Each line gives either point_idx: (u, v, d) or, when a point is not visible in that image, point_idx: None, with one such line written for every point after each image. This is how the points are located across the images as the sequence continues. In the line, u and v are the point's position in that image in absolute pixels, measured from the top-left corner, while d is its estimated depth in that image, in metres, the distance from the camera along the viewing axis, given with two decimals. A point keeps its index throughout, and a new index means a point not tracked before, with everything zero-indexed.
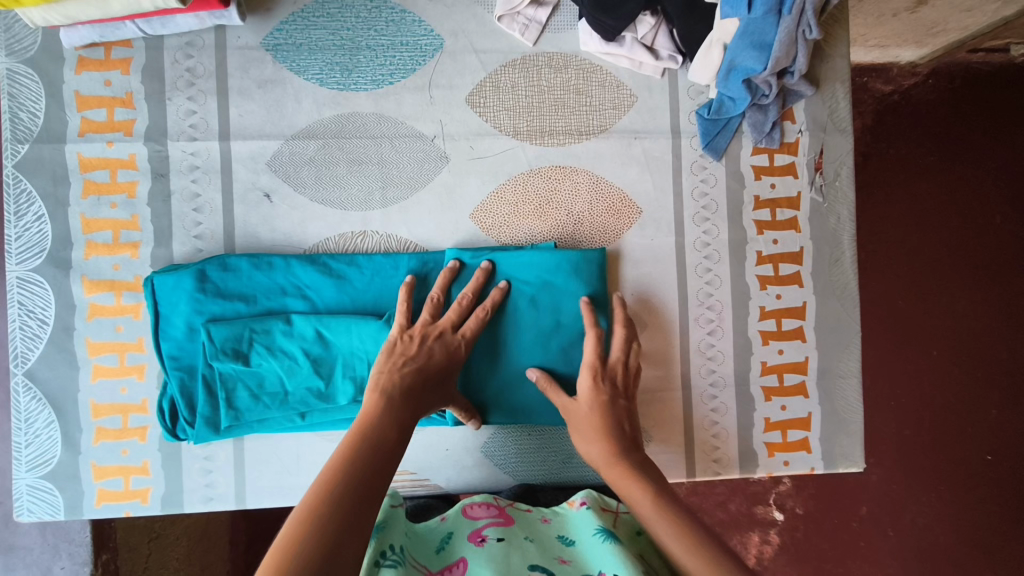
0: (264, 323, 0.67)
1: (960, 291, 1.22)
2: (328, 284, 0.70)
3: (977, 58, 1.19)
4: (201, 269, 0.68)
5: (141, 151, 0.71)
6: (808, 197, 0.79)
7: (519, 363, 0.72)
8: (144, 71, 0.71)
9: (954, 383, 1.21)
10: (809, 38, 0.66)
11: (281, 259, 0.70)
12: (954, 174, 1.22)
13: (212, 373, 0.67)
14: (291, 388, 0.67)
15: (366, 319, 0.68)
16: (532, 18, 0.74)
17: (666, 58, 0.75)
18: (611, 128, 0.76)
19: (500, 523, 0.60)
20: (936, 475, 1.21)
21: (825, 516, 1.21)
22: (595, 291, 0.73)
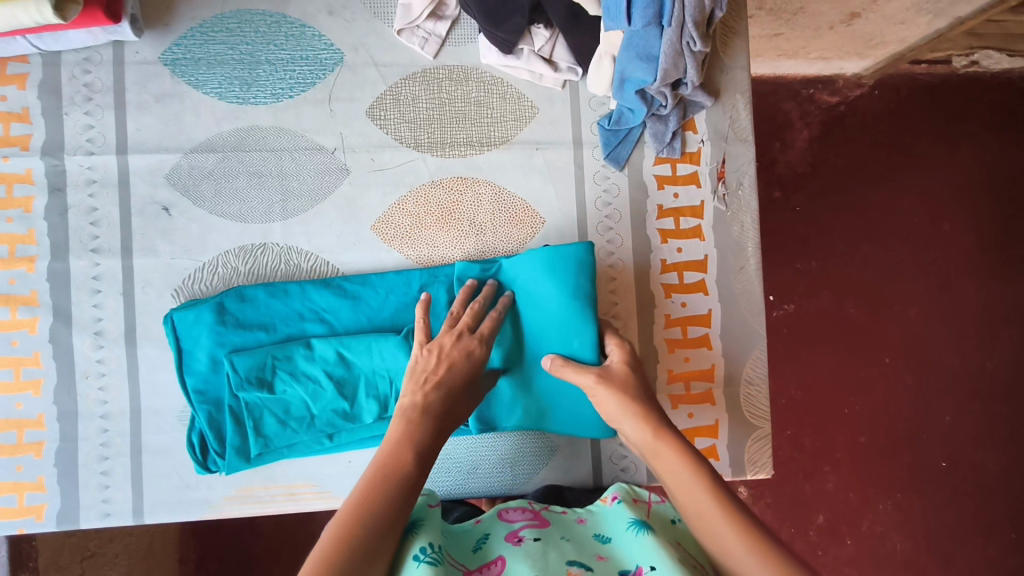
0: (283, 350, 0.69)
1: (906, 295, 1.22)
2: (344, 306, 0.72)
3: (920, 70, 1.23)
4: (220, 302, 0.70)
5: (38, 165, 0.71)
6: (711, 205, 0.80)
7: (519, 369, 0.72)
8: (40, 87, 0.71)
9: (902, 388, 1.22)
10: (696, 50, 0.67)
11: (295, 285, 0.72)
12: (897, 180, 1.23)
13: (238, 404, 0.68)
14: (316, 412, 0.69)
15: (385, 335, 0.70)
16: (432, 31, 0.76)
17: (565, 70, 0.77)
18: (513, 139, 0.77)
19: (536, 526, 0.59)
20: (892, 482, 1.20)
21: (781, 525, 1.18)
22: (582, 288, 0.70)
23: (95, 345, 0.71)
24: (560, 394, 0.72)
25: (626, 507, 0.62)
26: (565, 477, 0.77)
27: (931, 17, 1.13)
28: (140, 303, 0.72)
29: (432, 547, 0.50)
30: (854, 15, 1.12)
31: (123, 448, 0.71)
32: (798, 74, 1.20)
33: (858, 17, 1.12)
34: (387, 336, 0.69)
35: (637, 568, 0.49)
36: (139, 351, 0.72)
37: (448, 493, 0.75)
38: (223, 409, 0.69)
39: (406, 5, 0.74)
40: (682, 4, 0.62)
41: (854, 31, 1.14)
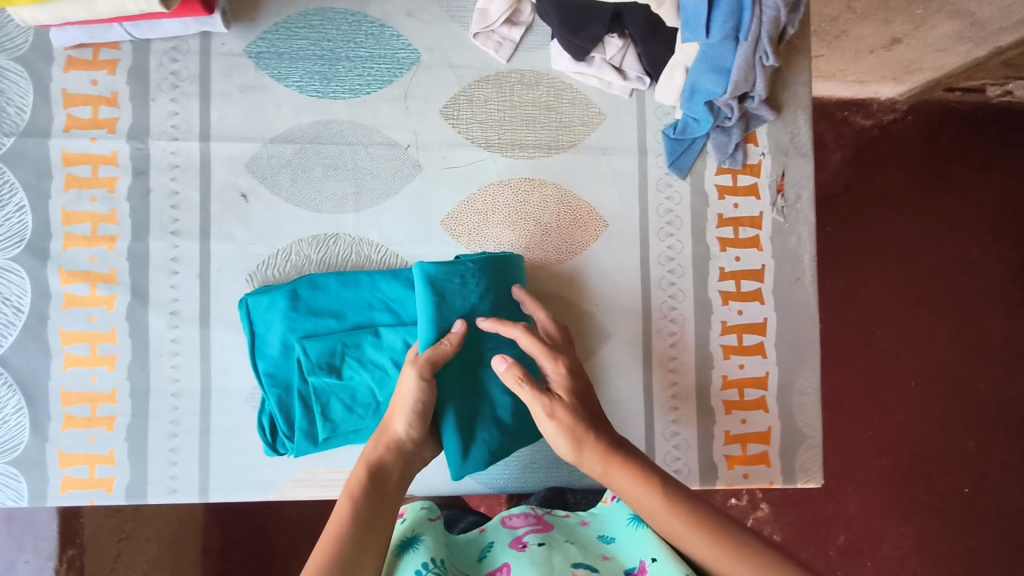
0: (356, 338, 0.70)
1: (933, 320, 1.24)
2: (411, 296, 0.73)
3: (954, 97, 1.24)
4: (294, 288, 0.71)
5: (123, 148, 0.73)
6: (770, 217, 0.81)
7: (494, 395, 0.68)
8: (129, 72, 0.74)
9: (928, 412, 1.22)
10: (767, 64, 0.69)
11: (365, 275, 0.73)
12: (927, 206, 1.25)
13: (307, 389, 0.70)
14: (382, 399, 0.71)
15: None
16: (506, 36, 0.78)
17: (633, 79, 0.79)
18: (580, 144, 0.79)
19: (539, 529, 0.64)
20: (915, 506, 1.21)
21: (802, 543, 1.19)
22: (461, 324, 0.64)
23: (170, 324, 0.73)
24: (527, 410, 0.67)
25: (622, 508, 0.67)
26: None
27: (972, 46, 1.07)
28: (215, 286, 0.74)
29: (432, 562, 0.58)
30: (895, 41, 1.05)
31: (192, 426, 0.73)
32: (835, 95, 1.22)
33: (898, 43, 1.06)
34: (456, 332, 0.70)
35: (643, 563, 0.57)
36: (213, 332, 0.74)
37: (508, 485, 0.78)
38: (292, 392, 0.71)
39: (484, 10, 0.77)
40: (760, 18, 0.65)
41: (891, 56, 1.09)
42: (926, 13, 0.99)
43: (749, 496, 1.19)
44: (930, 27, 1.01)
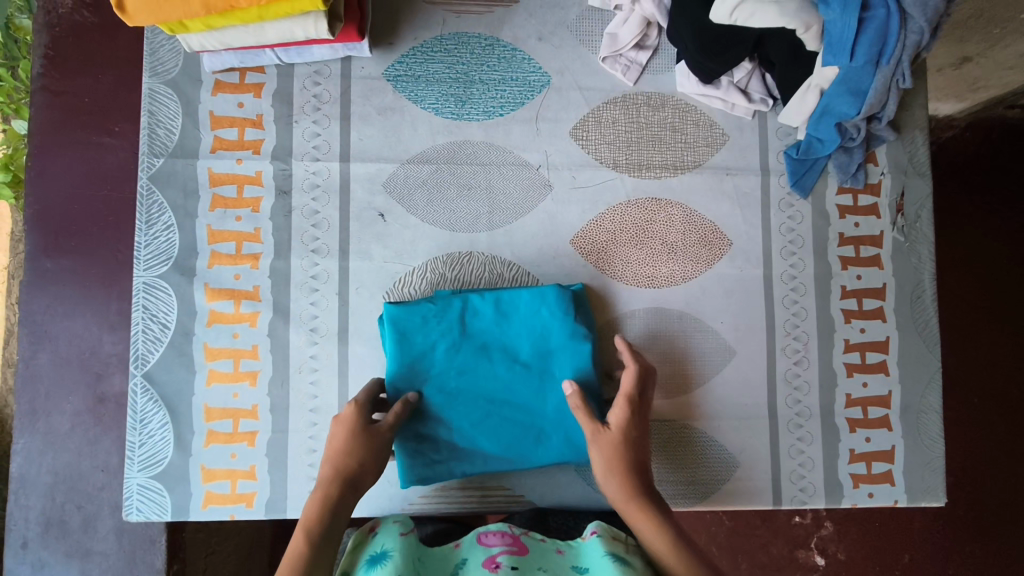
0: (438, 366, 0.70)
1: (1009, 339, 1.17)
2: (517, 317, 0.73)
3: (1014, 113, 1.14)
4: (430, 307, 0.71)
5: (267, 168, 0.75)
6: (890, 236, 0.82)
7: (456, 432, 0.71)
8: (274, 96, 0.76)
9: (1001, 434, 1.15)
10: (902, 87, 0.70)
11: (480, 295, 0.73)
12: (998, 222, 1.18)
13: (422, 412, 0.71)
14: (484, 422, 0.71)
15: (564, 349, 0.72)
16: (633, 60, 0.80)
17: (758, 101, 0.80)
18: (705, 164, 0.81)
19: (514, 552, 0.57)
20: (988, 527, 1.13)
21: (868, 564, 1.15)
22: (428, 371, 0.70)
23: (310, 340, 0.74)
24: (492, 447, 0.71)
25: (604, 542, 0.59)
26: (744, 496, 0.79)
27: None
28: (353, 303, 0.75)
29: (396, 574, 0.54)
30: (966, 59, 1.04)
31: None
32: None
33: (968, 61, 1.05)
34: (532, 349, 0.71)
35: None
36: (351, 350, 0.75)
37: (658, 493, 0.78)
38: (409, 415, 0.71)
39: (614, 35, 0.79)
40: (905, 43, 0.64)
41: (960, 74, 1.08)
42: (1003, 32, 0.96)
43: (813, 512, 1.16)
44: (1004, 46, 0.98)
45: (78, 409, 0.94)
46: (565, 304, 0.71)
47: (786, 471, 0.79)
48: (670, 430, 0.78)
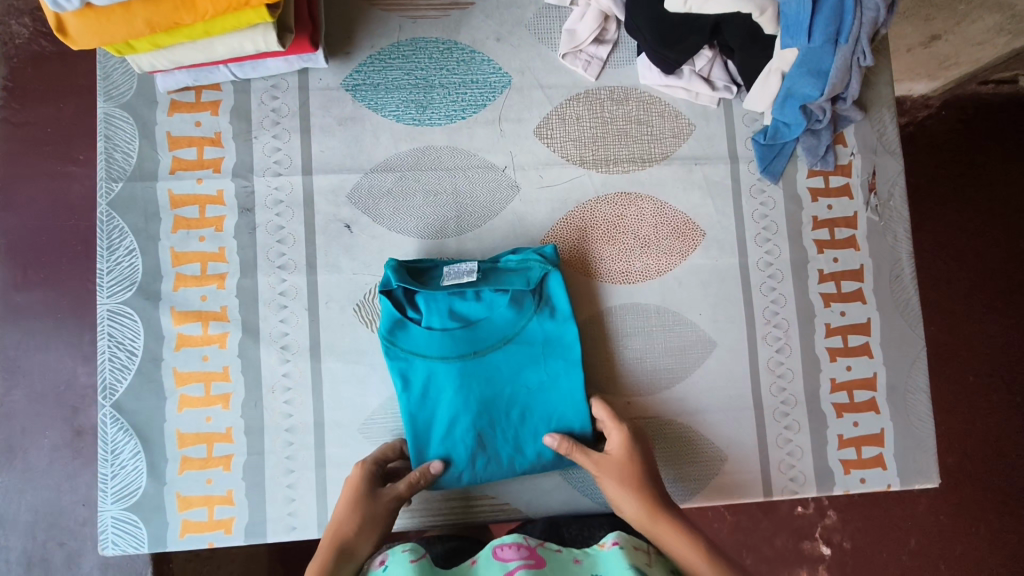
0: (447, 388, 0.69)
1: (997, 314, 1.16)
2: (474, 318, 0.70)
3: (987, 89, 1.16)
4: (393, 341, 0.68)
5: (229, 187, 0.75)
6: (864, 216, 0.82)
7: (507, 438, 0.70)
8: (232, 112, 0.76)
9: (995, 410, 1.14)
10: (863, 65, 0.69)
11: (430, 298, 0.69)
12: (977, 197, 1.17)
13: (468, 435, 0.69)
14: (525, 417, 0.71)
15: (513, 347, 0.70)
16: (594, 55, 0.80)
17: (722, 88, 0.79)
18: (673, 155, 0.80)
19: (533, 565, 0.53)
20: (989, 504, 1.12)
21: (873, 550, 1.12)
22: (440, 398, 0.69)
23: (282, 359, 0.73)
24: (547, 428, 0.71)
25: (626, 555, 0.54)
26: (735, 489, 0.77)
27: (1011, 38, 1.01)
28: (323, 318, 0.74)
29: None
30: (935, 38, 1.03)
31: (308, 461, 0.72)
32: None
33: (937, 40, 1.04)
34: (462, 287, 0.69)
35: None
36: (324, 365, 0.73)
37: None
38: (457, 439, 0.69)
39: (573, 31, 0.78)
40: (861, 21, 0.64)
41: (931, 53, 1.07)
42: (969, 7, 0.98)
43: (815, 502, 1.13)
44: (971, 21, 1.00)
45: (57, 443, 0.92)
46: (463, 304, 0.70)
47: (776, 461, 0.78)
48: (656, 425, 0.77)
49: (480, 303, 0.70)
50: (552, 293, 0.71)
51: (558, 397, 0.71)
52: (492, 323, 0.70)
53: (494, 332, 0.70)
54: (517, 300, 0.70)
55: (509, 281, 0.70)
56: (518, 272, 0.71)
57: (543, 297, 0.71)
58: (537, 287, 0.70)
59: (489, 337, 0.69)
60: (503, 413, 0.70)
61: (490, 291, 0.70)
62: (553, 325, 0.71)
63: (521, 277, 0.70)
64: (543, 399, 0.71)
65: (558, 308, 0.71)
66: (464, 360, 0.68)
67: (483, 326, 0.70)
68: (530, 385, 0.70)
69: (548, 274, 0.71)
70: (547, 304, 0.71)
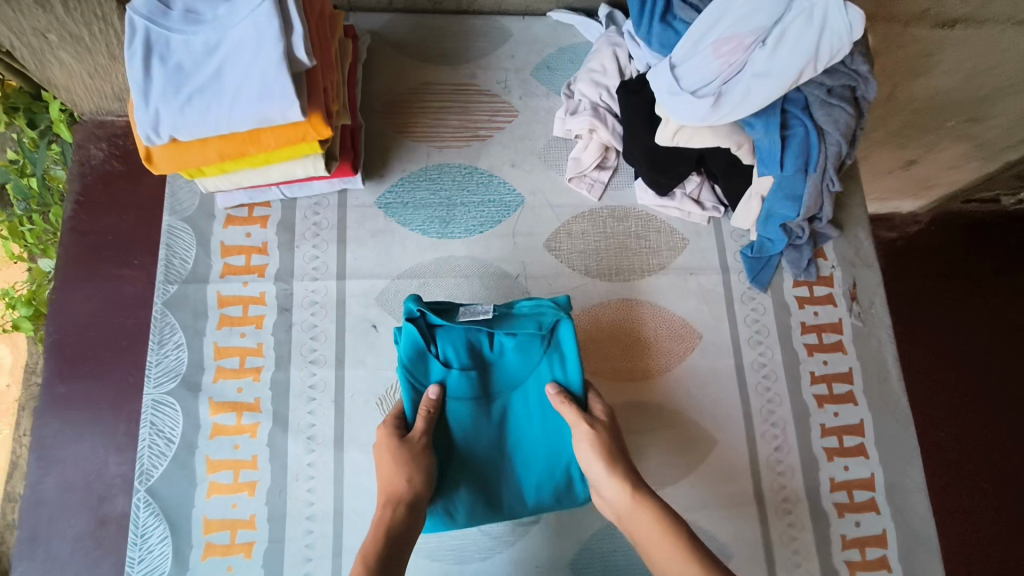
0: (460, 427, 0.73)
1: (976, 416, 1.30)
2: (488, 359, 0.74)
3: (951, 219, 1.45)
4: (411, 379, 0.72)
5: (271, 289, 0.84)
6: (849, 322, 0.88)
7: (510, 485, 0.74)
8: (279, 225, 0.86)
9: None
10: (833, 189, 0.80)
11: (447, 340, 0.73)
12: None
13: (473, 478, 0.73)
14: (529, 464, 0.74)
15: (521, 390, 0.75)
16: (596, 179, 0.91)
17: (711, 208, 0.89)
18: (669, 265, 0.89)
19: None
20: None
21: None
22: (452, 436, 0.73)
23: (307, 448, 0.78)
24: (549, 476, 0.74)
25: None
26: None
27: None
28: (348, 410, 0.80)
29: None
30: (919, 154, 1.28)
31: (325, 549, 0.75)
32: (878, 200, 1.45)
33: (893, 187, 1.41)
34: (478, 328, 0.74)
35: None
36: (345, 455, 0.78)
37: None
38: (462, 483, 0.73)
39: (577, 158, 0.90)
40: (826, 154, 0.76)
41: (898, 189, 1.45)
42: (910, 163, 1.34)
43: None
44: None
45: (80, 533, 0.95)
46: (477, 347, 0.74)
47: (781, 560, 0.79)
48: None
49: (493, 347, 0.74)
50: (563, 339, 0.75)
51: (562, 442, 0.74)
52: (503, 366, 0.74)
53: (504, 375, 0.74)
54: (528, 345, 0.74)
55: (521, 325, 0.74)
56: (531, 317, 0.76)
57: (555, 342, 0.75)
58: (548, 331, 0.75)
59: (499, 381, 0.74)
60: (510, 458, 0.74)
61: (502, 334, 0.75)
62: (562, 369, 0.75)
63: (534, 321, 0.75)
64: (546, 447, 0.74)
65: (569, 353, 0.75)
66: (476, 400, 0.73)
67: (494, 367, 0.74)
68: (534, 432, 0.75)
69: (560, 321, 0.75)
70: (558, 349, 0.75)
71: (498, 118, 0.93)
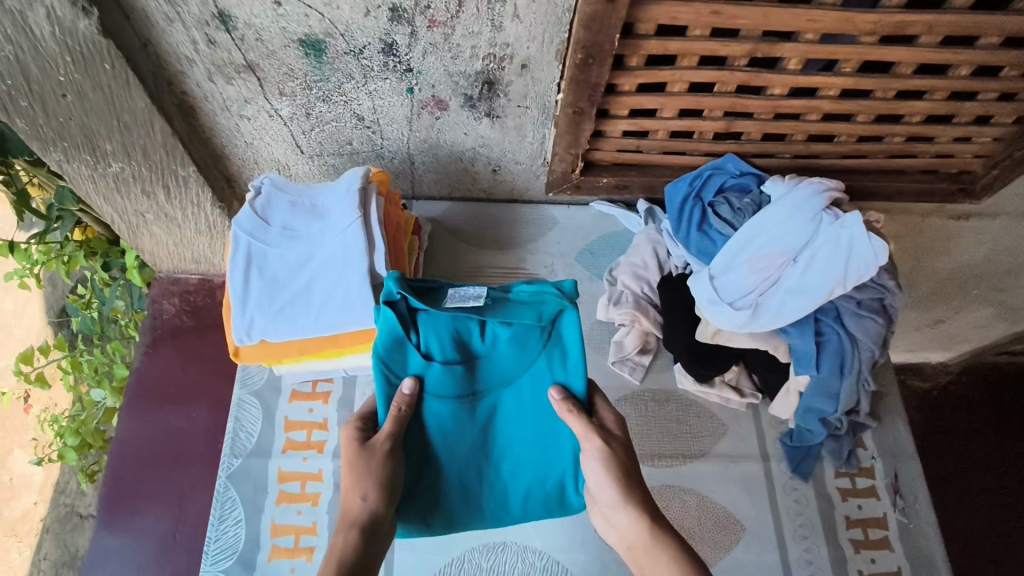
0: (443, 422, 0.72)
1: None
2: (477, 352, 0.73)
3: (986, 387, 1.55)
4: (386, 372, 0.70)
5: (329, 466, 0.88)
6: (894, 517, 0.89)
7: (493, 483, 0.75)
8: (339, 401, 0.92)
9: None
10: (868, 388, 0.85)
11: (434, 334, 0.71)
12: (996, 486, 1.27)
13: (454, 472, 0.74)
14: (513, 464, 0.75)
15: (510, 385, 0.74)
16: (638, 362, 0.96)
17: (750, 394, 0.94)
18: (712, 452, 0.91)
19: None
20: None
21: None
22: (432, 429, 0.72)
23: None
24: (531, 477, 0.75)
25: None
26: None
27: None
28: None
29: None
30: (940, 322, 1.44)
31: None
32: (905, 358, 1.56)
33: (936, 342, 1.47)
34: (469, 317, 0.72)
35: None
36: None
37: None
38: (443, 477, 0.73)
39: (619, 342, 0.96)
40: (860, 358, 0.81)
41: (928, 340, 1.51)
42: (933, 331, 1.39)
43: None
44: None
45: None
46: (463, 342, 0.73)
47: None
48: None
49: (483, 339, 0.73)
50: (559, 333, 0.74)
51: (548, 446, 0.74)
52: (492, 360, 0.73)
53: (496, 367, 0.73)
54: (522, 337, 0.73)
55: (516, 316, 0.73)
56: (529, 304, 0.74)
57: (552, 335, 0.74)
58: (548, 323, 0.73)
59: (486, 376, 0.73)
60: (493, 455, 0.75)
61: (495, 322, 0.73)
62: (557, 365, 0.73)
63: (534, 311, 0.74)
64: (536, 445, 0.74)
65: (570, 346, 0.74)
66: (461, 391, 0.72)
67: (484, 358, 0.73)
68: (523, 426, 0.74)
69: (561, 314, 0.74)
70: (554, 341, 0.74)
71: None
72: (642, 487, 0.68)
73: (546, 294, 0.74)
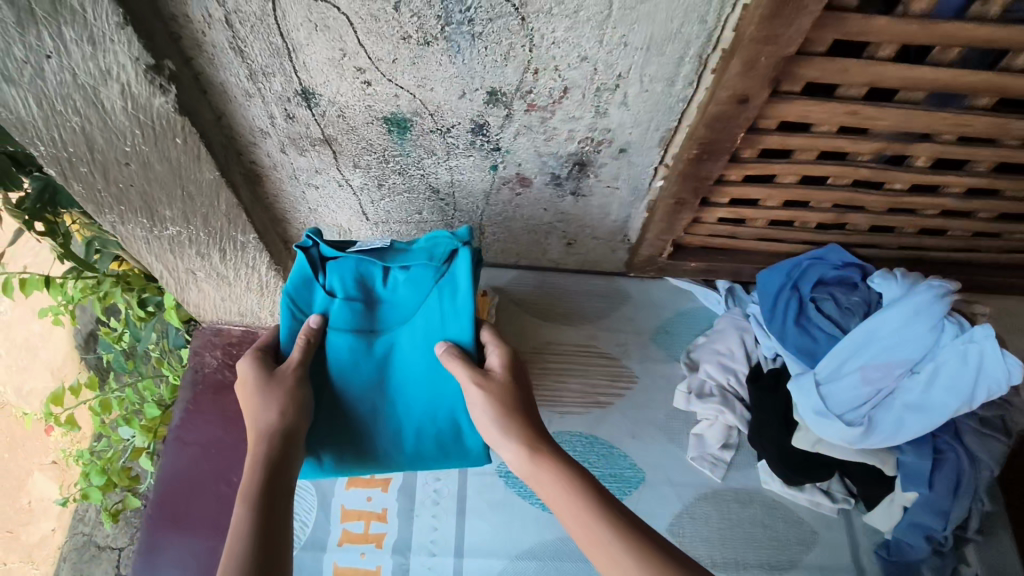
0: (341, 358, 0.69)
1: None
2: (374, 294, 0.71)
3: None
4: (295, 310, 0.70)
5: (388, 563, 0.84)
6: None
7: (393, 423, 0.71)
8: (399, 490, 0.88)
9: None
10: (979, 506, 0.79)
11: (335, 274, 0.70)
12: None
13: (356, 409, 0.70)
14: (408, 407, 0.71)
15: (411, 329, 0.71)
16: (719, 457, 0.89)
17: (841, 500, 0.87)
18: (800, 563, 0.84)
19: None
20: None
21: None
22: (335, 363, 0.70)
23: None
24: (429, 419, 0.71)
25: None
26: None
27: None
28: None
29: None
30: None
31: None
32: None
33: None
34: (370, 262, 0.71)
35: None
36: None
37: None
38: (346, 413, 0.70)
39: (700, 436, 0.90)
40: (979, 477, 0.75)
41: None
42: None
43: None
44: None
45: None
46: (367, 283, 0.71)
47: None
48: None
49: (385, 283, 0.71)
50: (455, 274, 0.71)
51: (443, 390, 0.71)
52: (390, 302, 0.71)
53: (393, 309, 0.71)
54: (420, 278, 0.71)
55: (412, 259, 0.71)
56: (424, 248, 0.73)
57: (447, 279, 0.71)
58: (442, 263, 0.71)
59: (383, 318, 0.71)
60: (392, 396, 0.71)
61: (395, 268, 0.72)
62: (448, 304, 0.71)
63: (427, 253, 0.72)
64: (427, 387, 0.71)
65: (462, 287, 0.71)
66: (360, 329, 0.70)
67: (386, 303, 0.71)
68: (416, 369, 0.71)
69: (455, 254, 0.71)
70: (448, 282, 0.71)
71: (618, 383, 0.94)
72: (532, 416, 0.65)
73: (440, 240, 0.73)
